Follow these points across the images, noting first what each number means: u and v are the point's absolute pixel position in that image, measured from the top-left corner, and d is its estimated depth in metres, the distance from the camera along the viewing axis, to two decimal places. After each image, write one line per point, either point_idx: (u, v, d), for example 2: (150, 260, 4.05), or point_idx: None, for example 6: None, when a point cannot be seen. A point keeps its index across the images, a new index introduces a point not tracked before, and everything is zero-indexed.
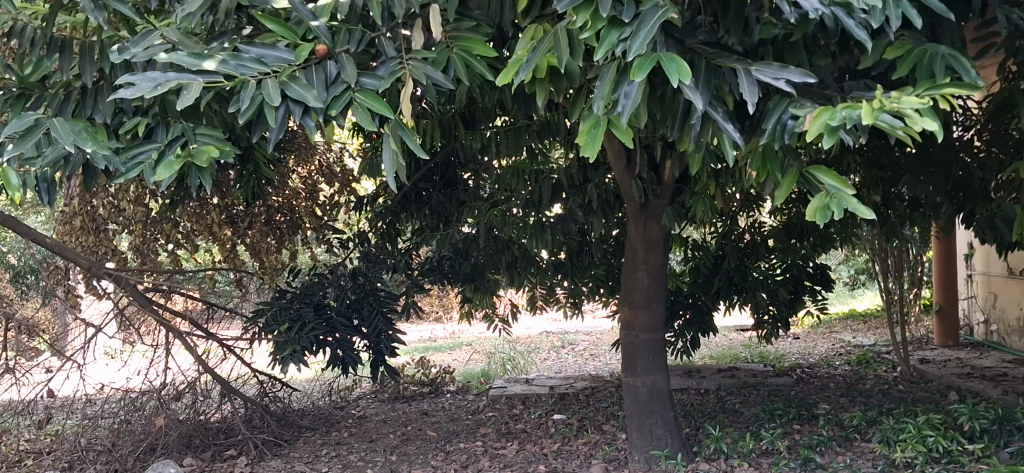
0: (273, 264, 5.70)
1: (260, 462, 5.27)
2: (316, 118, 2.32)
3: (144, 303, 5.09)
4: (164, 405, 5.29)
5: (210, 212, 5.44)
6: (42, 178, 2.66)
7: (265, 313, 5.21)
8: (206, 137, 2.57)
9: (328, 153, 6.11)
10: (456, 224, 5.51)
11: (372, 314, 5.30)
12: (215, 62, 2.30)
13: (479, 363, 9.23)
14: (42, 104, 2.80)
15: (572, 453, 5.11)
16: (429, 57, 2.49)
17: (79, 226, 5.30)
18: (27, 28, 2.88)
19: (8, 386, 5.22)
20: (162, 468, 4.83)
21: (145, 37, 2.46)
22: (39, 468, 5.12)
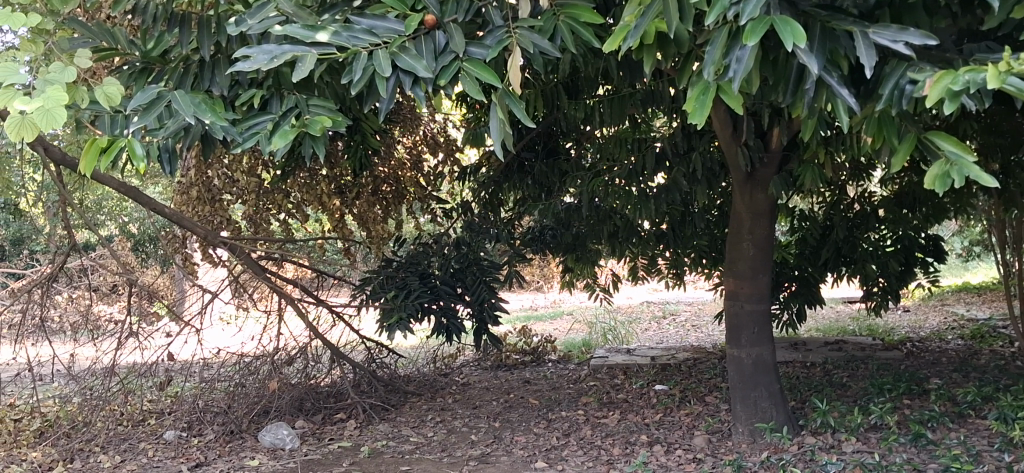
0: (380, 233, 5.83)
1: (369, 425, 5.43)
2: (425, 88, 2.35)
3: (258, 271, 5.30)
4: (277, 370, 5.49)
5: (320, 182, 5.58)
6: (164, 148, 2.73)
7: (372, 281, 5.37)
8: (319, 107, 2.66)
9: (432, 123, 6.17)
10: (559, 193, 5.50)
11: (475, 282, 5.39)
12: (328, 33, 2.34)
13: (579, 332, 9.24)
14: (163, 78, 2.90)
15: (675, 424, 5.10)
16: (536, 25, 2.49)
17: (195, 196, 5.47)
18: (149, 5, 2.98)
19: (133, 349, 5.48)
20: (276, 430, 5.09)
21: (260, 10, 2.53)
22: (161, 427, 5.40)
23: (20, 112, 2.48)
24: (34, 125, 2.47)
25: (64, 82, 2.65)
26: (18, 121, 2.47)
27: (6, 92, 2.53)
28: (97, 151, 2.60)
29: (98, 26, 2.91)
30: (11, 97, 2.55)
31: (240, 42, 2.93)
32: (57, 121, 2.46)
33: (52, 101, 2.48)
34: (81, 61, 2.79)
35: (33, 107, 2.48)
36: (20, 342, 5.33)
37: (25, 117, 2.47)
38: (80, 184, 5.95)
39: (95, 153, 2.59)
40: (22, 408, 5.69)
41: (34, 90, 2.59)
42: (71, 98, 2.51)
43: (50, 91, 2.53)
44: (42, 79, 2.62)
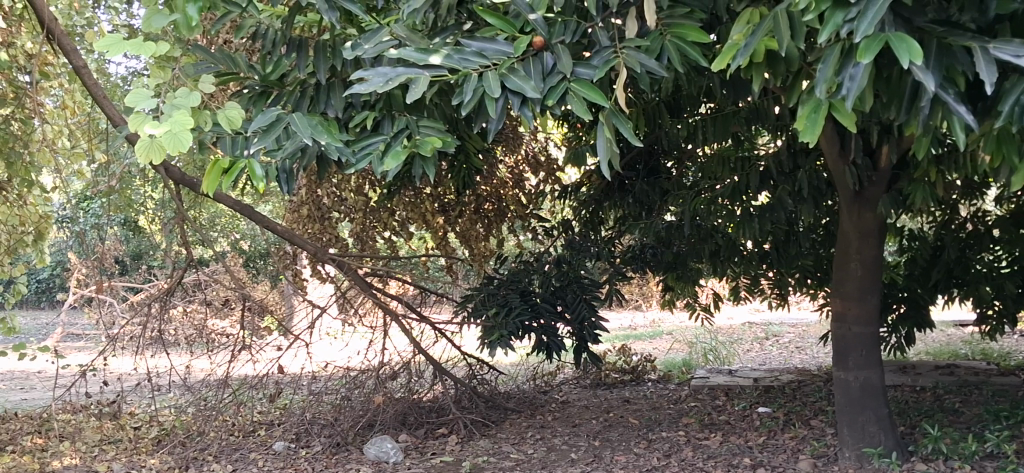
0: (483, 251, 5.92)
1: (470, 441, 5.50)
2: (534, 108, 2.38)
3: (365, 289, 5.38)
4: (382, 384, 5.56)
5: (424, 201, 5.70)
6: (282, 169, 2.84)
7: (474, 298, 5.44)
8: (429, 128, 2.73)
9: (534, 142, 6.22)
10: (659, 212, 5.48)
11: (576, 301, 5.42)
12: (440, 56, 2.41)
13: (680, 352, 9.15)
14: (281, 102, 3.03)
15: (778, 447, 5.01)
16: (643, 45, 2.49)
17: (305, 214, 5.62)
18: (269, 31, 3.05)
19: (245, 362, 5.66)
20: (381, 443, 5.20)
21: (375, 34, 2.64)
22: (270, 439, 5.62)
23: (150, 135, 2.62)
24: (162, 148, 2.60)
25: (189, 107, 2.78)
26: (147, 143, 2.61)
27: (136, 116, 2.67)
28: (219, 172, 2.72)
29: (220, 52, 3.06)
30: (141, 120, 2.69)
31: (353, 66, 3.03)
32: (183, 144, 2.59)
33: (178, 125, 2.61)
34: (206, 87, 2.94)
35: (161, 131, 2.61)
36: (140, 353, 5.57)
37: (154, 139, 2.60)
38: (196, 202, 6.20)
39: (217, 173, 2.71)
40: (140, 417, 5.94)
41: (162, 114, 2.73)
42: (196, 122, 2.64)
43: (176, 116, 2.66)
44: (169, 104, 2.76)
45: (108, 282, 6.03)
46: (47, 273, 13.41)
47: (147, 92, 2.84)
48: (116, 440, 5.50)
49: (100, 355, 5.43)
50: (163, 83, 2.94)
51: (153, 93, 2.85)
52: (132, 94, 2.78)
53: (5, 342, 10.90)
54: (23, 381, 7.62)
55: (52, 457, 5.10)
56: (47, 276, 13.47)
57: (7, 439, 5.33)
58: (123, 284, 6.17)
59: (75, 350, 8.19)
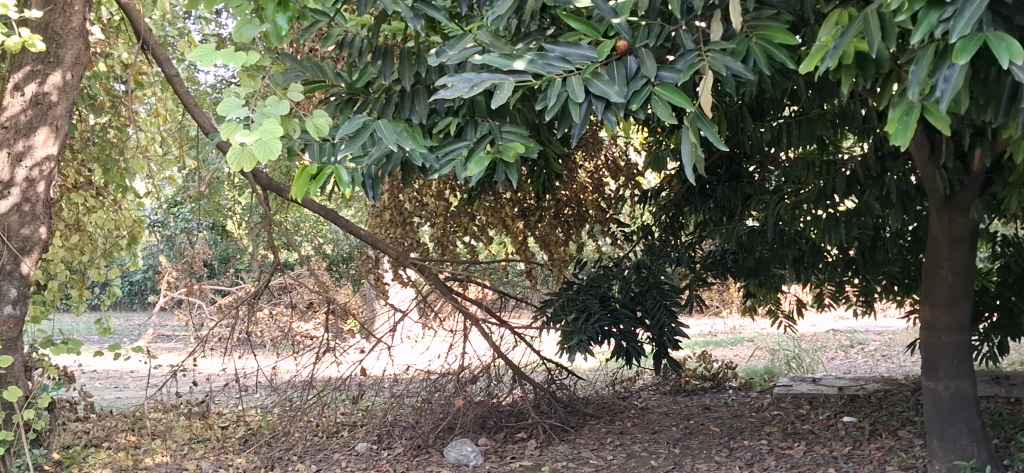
0: (562, 256, 5.93)
1: (549, 446, 5.51)
2: (617, 113, 2.37)
3: (446, 292, 5.44)
4: (463, 387, 5.62)
5: (504, 206, 5.73)
6: (368, 175, 2.89)
7: (553, 303, 5.46)
8: (512, 134, 2.74)
9: (613, 147, 6.20)
10: (741, 217, 5.41)
11: (656, 306, 5.35)
12: (525, 61, 2.42)
13: (762, 359, 9.00)
14: (368, 108, 3.09)
15: (865, 458, 4.89)
16: (728, 48, 2.46)
17: (387, 219, 5.70)
18: (356, 39, 3.09)
19: (329, 363, 5.75)
20: (461, 447, 5.25)
21: (460, 41, 2.66)
22: (353, 439, 5.70)
23: (241, 144, 2.67)
24: (253, 156, 2.65)
25: (279, 115, 2.84)
26: (239, 151, 2.66)
27: (228, 125, 2.72)
28: (306, 178, 2.76)
29: (308, 61, 3.10)
30: (233, 129, 2.74)
31: (437, 72, 3.06)
32: (272, 152, 2.62)
33: (268, 134, 2.66)
34: (295, 95, 2.99)
35: (252, 139, 2.66)
36: (229, 354, 5.71)
37: (245, 148, 2.65)
38: (282, 207, 6.33)
39: (305, 180, 2.75)
40: (228, 416, 6.09)
41: (252, 123, 2.78)
42: (285, 130, 2.68)
43: (266, 125, 2.71)
44: (259, 112, 2.81)
45: (197, 285, 6.20)
46: (139, 275, 13.85)
47: (239, 100, 2.91)
48: (205, 438, 5.65)
49: (190, 356, 5.60)
50: (252, 93, 3.01)
51: (245, 102, 2.91)
52: (224, 103, 2.83)
53: (100, 341, 11.34)
54: (117, 380, 7.88)
55: (144, 454, 5.26)
56: (139, 278, 13.91)
57: (103, 436, 5.52)
58: (212, 287, 6.34)
59: (166, 350, 8.44)
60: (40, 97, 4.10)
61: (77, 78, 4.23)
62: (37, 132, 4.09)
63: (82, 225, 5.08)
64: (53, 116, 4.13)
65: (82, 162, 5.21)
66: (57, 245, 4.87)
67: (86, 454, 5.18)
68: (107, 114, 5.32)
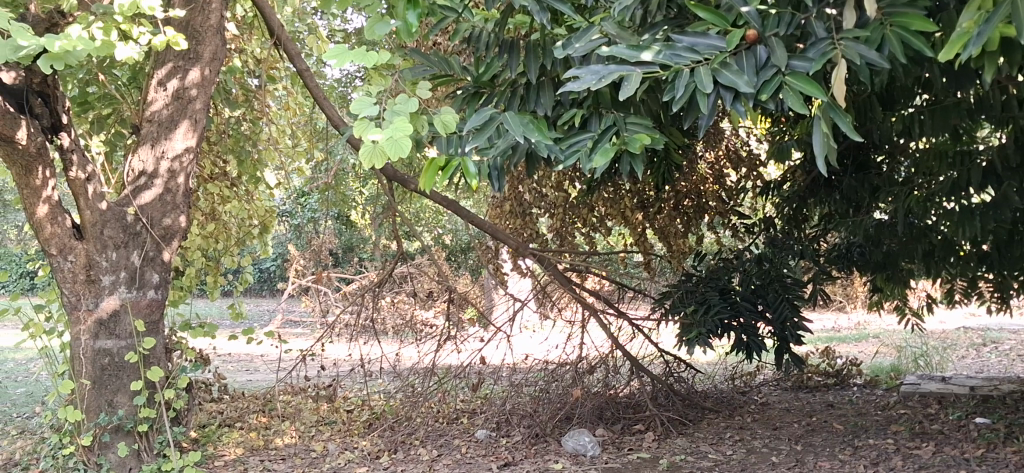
0: (680, 248, 5.85)
1: (667, 439, 5.49)
2: (746, 104, 2.33)
3: (564, 283, 5.50)
4: (581, 378, 5.65)
5: (623, 197, 5.71)
6: (494, 166, 2.89)
7: (671, 295, 5.41)
8: (636, 125, 2.74)
9: (735, 136, 6.10)
10: (866, 210, 5.18)
11: (778, 300, 5.24)
12: (652, 52, 2.40)
13: (888, 356, 8.71)
14: (493, 101, 3.13)
15: (1000, 461, 4.69)
16: (862, 36, 2.30)
17: (508, 209, 5.83)
18: (482, 34, 3.16)
19: (450, 352, 5.86)
20: (578, 436, 5.27)
21: (586, 32, 2.69)
22: (473, 426, 5.79)
23: (373, 142, 2.75)
24: (384, 154, 2.73)
25: (408, 112, 2.91)
26: (370, 149, 2.74)
27: (361, 123, 2.81)
28: (435, 169, 2.84)
29: (434, 55, 3.17)
30: (365, 127, 2.83)
31: (562, 64, 3.07)
32: (403, 150, 2.70)
33: (398, 132, 2.73)
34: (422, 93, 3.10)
35: (383, 137, 2.73)
36: (354, 340, 5.87)
37: (376, 145, 2.73)
38: (404, 197, 6.47)
39: (434, 171, 2.83)
40: (353, 400, 6.26)
41: (383, 120, 2.86)
42: (414, 128, 2.75)
43: (396, 123, 2.79)
44: (390, 110, 2.89)
45: (324, 273, 6.40)
46: (269, 264, 14.37)
47: (369, 98, 2.99)
48: (332, 421, 5.83)
49: (317, 341, 5.79)
50: (382, 93, 3.13)
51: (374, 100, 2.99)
52: (357, 101, 2.89)
53: (234, 327, 11.89)
54: (248, 363, 8.20)
55: (275, 434, 5.48)
56: (270, 266, 14.45)
57: (235, 416, 5.74)
58: (338, 275, 6.53)
59: (294, 335, 8.73)
60: (180, 92, 4.38)
61: (215, 73, 4.49)
62: (177, 126, 4.39)
63: (217, 214, 5.28)
64: (192, 109, 4.42)
65: (219, 153, 5.38)
66: (194, 234, 5.09)
67: (220, 433, 5.39)
68: (241, 108, 5.55)
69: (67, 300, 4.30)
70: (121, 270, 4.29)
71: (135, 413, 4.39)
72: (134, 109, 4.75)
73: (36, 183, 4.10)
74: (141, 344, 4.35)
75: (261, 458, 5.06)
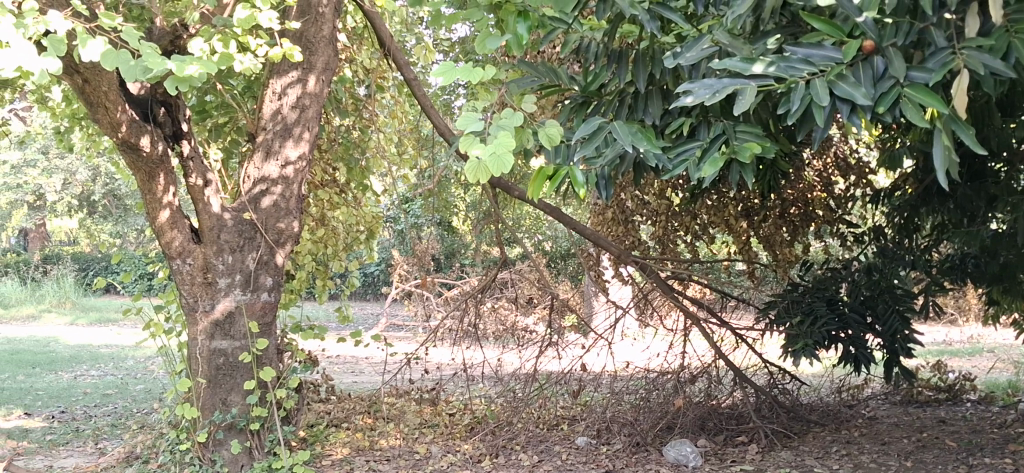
0: (787, 257, 5.69)
1: (771, 452, 5.38)
2: (863, 116, 2.27)
3: (667, 291, 5.49)
4: (682, 388, 5.61)
5: (727, 205, 5.61)
6: (602, 176, 2.91)
7: (776, 305, 5.36)
8: (746, 133, 2.70)
9: (843, 144, 5.96)
10: (982, 223, 4.96)
11: (887, 312, 5.08)
12: (765, 65, 2.38)
13: (1004, 372, 8.38)
14: (602, 111, 3.13)
15: None
16: (986, 45, 2.17)
17: (610, 217, 5.87)
18: (592, 44, 3.19)
19: (551, 358, 5.89)
20: (680, 447, 5.24)
21: (697, 42, 2.66)
22: (573, 433, 5.79)
23: (477, 158, 2.78)
24: (488, 169, 2.75)
25: (514, 127, 2.91)
26: (475, 165, 2.77)
27: (466, 139, 2.83)
28: (542, 178, 2.86)
29: (543, 66, 3.20)
30: (471, 143, 2.86)
31: (672, 73, 3.04)
32: (505, 166, 2.71)
33: (502, 147, 2.75)
34: (527, 106, 3.12)
35: (487, 153, 2.75)
36: (457, 345, 5.94)
37: (481, 161, 2.75)
38: (506, 204, 6.54)
39: (542, 180, 2.85)
40: (455, 404, 6.33)
41: (489, 135, 2.86)
42: (517, 143, 2.75)
43: (500, 138, 2.80)
44: (495, 124, 2.90)
45: (428, 278, 6.50)
46: (374, 268, 14.72)
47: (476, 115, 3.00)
48: (434, 424, 5.91)
49: (421, 345, 5.90)
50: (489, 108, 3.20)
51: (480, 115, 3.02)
52: (462, 117, 2.93)
53: (340, 329, 12.20)
54: (354, 365, 8.38)
55: (380, 436, 5.59)
56: (373, 270, 14.81)
57: (342, 417, 5.86)
58: (441, 280, 6.62)
59: (399, 339, 8.88)
60: (295, 101, 4.53)
61: (327, 83, 4.63)
62: (291, 134, 4.54)
63: (326, 219, 5.43)
64: (305, 118, 4.56)
65: (330, 161, 5.54)
66: (305, 239, 5.24)
67: (328, 433, 5.52)
68: (351, 117, 5.72)
69: (186, 302, 4.48)
70: (237, 273, 4.45)
71: (247, 412, 4.53)
72: (251, 118, 4.93)
73: (158, 189, 4.28)
74: (254, 345, 4.50)
75: (366, 459, 5.17)
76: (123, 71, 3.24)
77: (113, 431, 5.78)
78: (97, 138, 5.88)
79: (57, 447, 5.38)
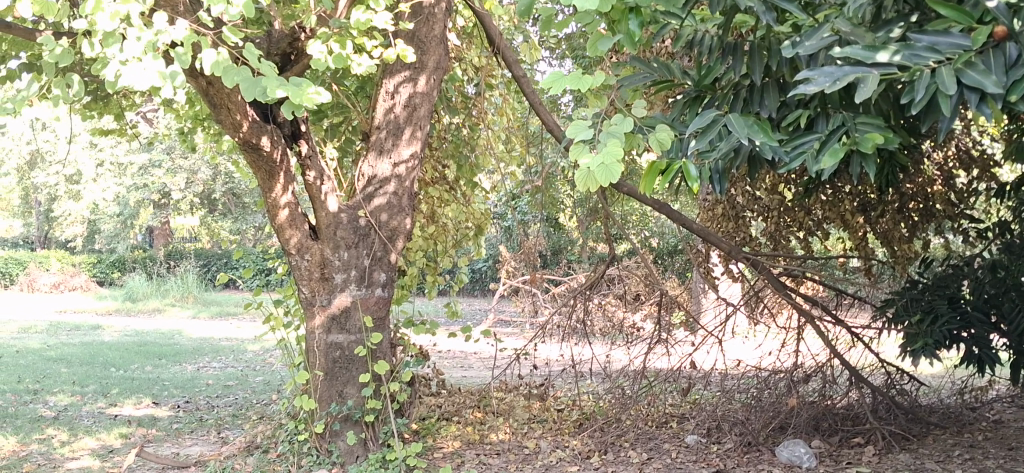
0: (906, 253, 5.52)
1: (888, 454, 5.22)
2: (994, 106, 2.13)
3: (780, 288, 5.38)
4: (795, 387, 5.49)
5: (842, 201, 5.48)
6: (716, 169, 2.87)
7: (894, 303, 5.21)
8: (867, 125, 2.62)
9: (966, 135, 5.73)
10: None
11: (1014, 311, 4.83)
12: (889, 53, 2.24)
13: None
14: (716, 104, 3.12)
15: None
16: None
17: (721, 213, 5.79)
18: (706, 38, 3.15)
19: (660, 355, 5.85)
20: (793, 447, 5.14)
21: (816, 31, 2.59)
22: (683, 431, 5.77)
23: (586, 166, 2.77)
24: (597, 179, 2.72)
25: (623, 132, 2.92)
26: (585, 173, 2.78)
27: (576, 147, 2.83)
28: (655, 173, 2.81)
29: (655, 62, 3.18)
30: (581, 151, 2.87)
31: (789, 64, 2.97)
32: (613, 176, 2.67)
33: (610, 157, 2.72)
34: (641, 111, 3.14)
35: (595, 162, 2.72)
36: (566, 341, 5.93)
37: (590, 170, 2.73)
38: (614, 200, 6.52)
39: (654, 175, 2.78)
40: (563, 400, 6.35)
41: (599, 143, 2.87)
42: (626, 151, 2.72)
43: (609, 147, 2.77)
44: (605, 131, 2.90)
45: (536, 274, 6.55)
46: (482, 264, 14.88)
47: (585, 122, 3.02)
48: (543, 419, 5.94)
49: (530, 341, 5.94)
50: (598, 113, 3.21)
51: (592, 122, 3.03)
52: (573, 125, 2.97)
53: (450, 325, 12.38)
54: (463, 360, 8.50)
55: (490, 430, 5.66)
56: (481, 266, 15.00)
57: (454, 410, 5.94)
58: (549, 277, 6.66)
59: (507, 334, 8.97)
60: (407, 100, 4.62)
61: (438, 82, 4.71)
62: (403, 132, 4.64)
63: (437, 216, 5.52)
64: (417, 117, 4.65)
65: (440, 158, 5.63)
66: (417, 235, 5.34)
67: (440, 426, 5.60)
68: (461, 115, 5.80)
69: (305, 297, 4.63)
70: (352, 268, 4.56)
71: (362, 404, 4.64)
72: (364, 117, 5.04)
73: (277, 188, 4.43)
74: (369, 338, 4.60)
75: (477, 452, 5.25)
76: (242, 87, 3.33)
77: (235, 421, 6.00)
78: (220, 138, 6.12)
79: (183, 435, 5.62)
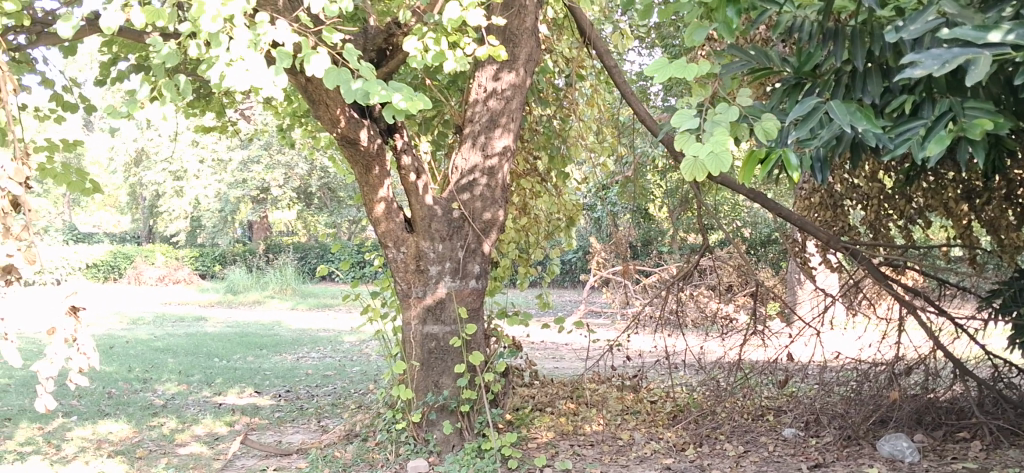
0: (1015, 241, 5.24)
1: (996, 450, 5.07)
2: None
3: (881, 278, 5.23)
4: (896, 379, 5.35)
5: (946, 188, 5.31)
6: (818, 157, 2.83)
7: (1003, 293, 4.98)
8: (976, 110, 2.52)
9: None
10: None
11: None
12: (1002, 32, 2.14)
13: None
14: (816, 92, 3.02)
15: None
16: None
17: (818, 202, 5.67)
18: (806, 23, 3.09)
19: (756, 347, 5.77)
20: (895, 441, 5.01)
21: (921, 14, 2.50)
22: (779, 425, 5.67)
23: (693, 156, 2.75)
24: (706, 167, 2.70)
25: (729, 120, 2.90)
26: (692, 163, 2.75)
27: (682, 137, 2.82)
28: (753, 163, 2.79)
29: (755, 48, 3.16)
30: (686, 141, 2.84)
31: (893, 48, 2.89)
32: (724, 164, 2.65)
33: (719, 145, 2.69)
34: (742, 99, 3.10)
35: (705, 151, 2.70)
36: (660, 332, 5.89)
37: (698, 159, 2.72)
38: (707, 190, 6.44)
39: (753, 164, 2.78)
40: (656, 391, 6.30)
41: (705, 131, 2.86)
42: (735, 139, 2.70)
43: (716, 135, 2.75)
44: (711, 121, 2.89)
45: (628, 265, 6.51)
46: (571, 255, 14.88)
47: (684, 112, 2.99)
48: (636, 411, 5.90)
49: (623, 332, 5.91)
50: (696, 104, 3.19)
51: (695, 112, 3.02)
52: (677, 115, 2.96)
53: (541, 317, 12.39)
54: (555, 352, 8.51)
55: (583, 421, 5.66)
56: (571, 257, 14.99)
57: (546, 401, 5.95)
58: (641, 268, 6.61)
59: (598, 326, 8.93)
60: (498, 92, 4.65)
61: (529, 74, 4.73)
62: (495, 125, 4.66)
63: (529, 208, 5.54)
64: (509, 109, 4.68)
65: (532, 150, 5.65)
66: (509, 227, 5.37)
67: (533, 417, 5.61)
68: (552, 107, 5.81)
69: (401, 288, 4.71)
70: (447, 260, 4.62)
71: (458, 394, 4.69)
72: (456, 111, 5.09)
73: (374, 181, 4.52)
74: (464, 329, 4.66)
75: (571, 443, 5.25)
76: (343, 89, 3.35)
77: (334, 410, 6.14)
78: (317, 134, 6.25)
79: (285, 424, 5.77)
